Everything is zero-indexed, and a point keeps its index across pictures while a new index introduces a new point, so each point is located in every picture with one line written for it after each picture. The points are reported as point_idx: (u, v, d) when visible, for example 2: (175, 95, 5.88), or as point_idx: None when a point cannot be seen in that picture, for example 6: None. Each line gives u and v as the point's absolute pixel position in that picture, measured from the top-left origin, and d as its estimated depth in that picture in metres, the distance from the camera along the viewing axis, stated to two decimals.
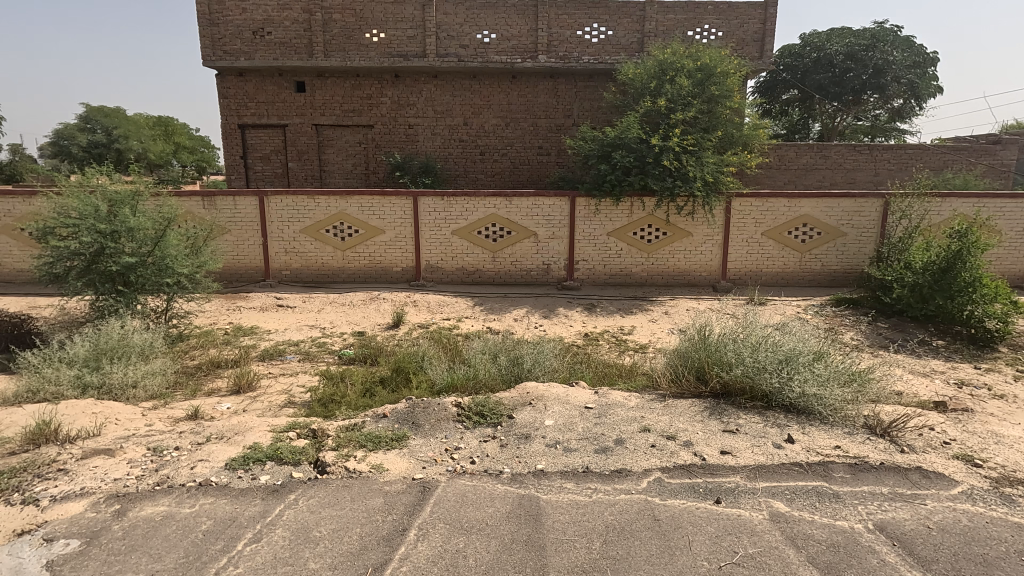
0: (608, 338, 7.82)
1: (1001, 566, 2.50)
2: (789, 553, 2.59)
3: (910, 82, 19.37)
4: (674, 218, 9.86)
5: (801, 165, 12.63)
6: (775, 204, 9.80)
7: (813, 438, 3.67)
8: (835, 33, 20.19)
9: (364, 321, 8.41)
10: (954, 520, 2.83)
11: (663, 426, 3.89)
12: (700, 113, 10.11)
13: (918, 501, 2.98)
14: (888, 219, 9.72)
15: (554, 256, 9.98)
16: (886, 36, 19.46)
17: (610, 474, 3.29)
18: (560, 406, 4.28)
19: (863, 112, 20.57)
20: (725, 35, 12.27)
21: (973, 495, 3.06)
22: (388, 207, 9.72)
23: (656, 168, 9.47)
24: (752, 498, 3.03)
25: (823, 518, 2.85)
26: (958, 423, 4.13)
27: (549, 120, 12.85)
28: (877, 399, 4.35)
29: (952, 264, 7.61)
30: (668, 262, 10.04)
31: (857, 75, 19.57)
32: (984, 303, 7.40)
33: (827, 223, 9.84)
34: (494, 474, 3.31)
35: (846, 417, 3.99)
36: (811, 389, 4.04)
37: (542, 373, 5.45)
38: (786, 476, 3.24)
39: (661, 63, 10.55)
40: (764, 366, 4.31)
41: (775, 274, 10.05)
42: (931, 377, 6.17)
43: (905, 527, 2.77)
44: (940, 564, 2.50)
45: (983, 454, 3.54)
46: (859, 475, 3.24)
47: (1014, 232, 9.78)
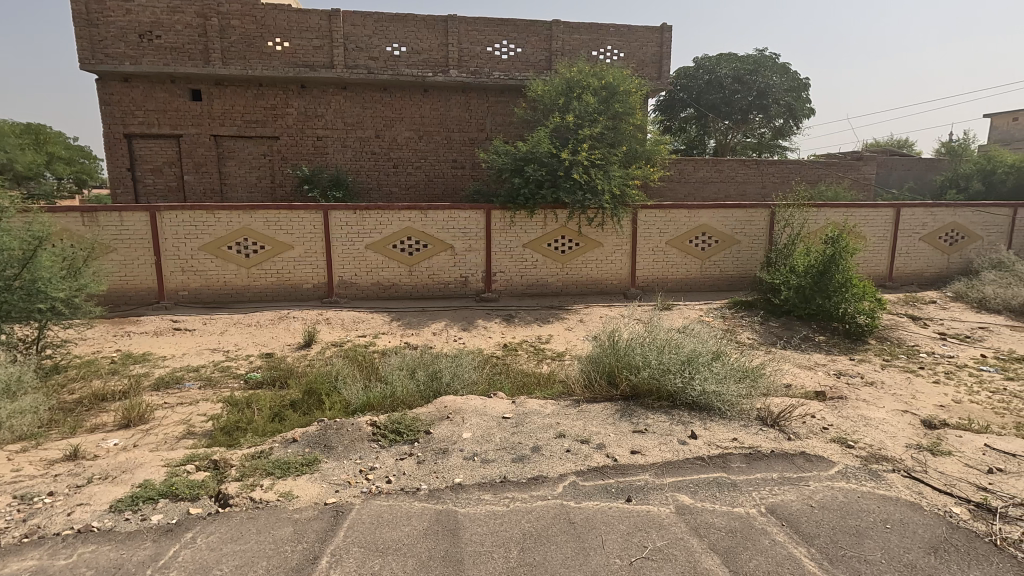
0: (527, 347, 7.98)
1: (872, 534, 2.80)
2: (693, 542, 2.75)
3: (788, 103, 21.67)
4: (585, 229, 10.25)
5: (699, 178, 13.56)
6: (676, 215, 10.47)
7: (713, 433, 3.93)
8: (724, 57, 21.95)
9: (273, 342, 8.00)
10: (832, 497, 3.14)
11: (577, 431, 4.01)
12: (606, 129, 10.64)
13: (803, 483, 3.28)
14: (775, 228, 10.71)
15: (472, 269, 10.03)
16: (766, 62, 21.56)
17: (527, 482, 3.34)
18: (478, 418, 4.29)
19: (751, 130, 22.44)
20: (626, 56, 13.00)
21: (847, 473, 3.42)
22: (296, 222, 9.33)
23: (567, 181, 9.83)
24: (660, 494, 3.19)
25: (723, 506, 3.06)
26: (835, 409, 4.61)
27: (462, 133, 12.95)
28: (767, 393, 4.76)
29: (828, 267, 8.52)
30: (582, 271, 10.41)
31: (743, 97, 21.54)
32: (855, 301, 8.32)
33: (722, 232, 10.66)
34: (411, 492, 3.26)
35: (741, 410, 4.31)
36: (711, 386, 4.33)
37: (461, 387, 5.50)
38: (690, 470, 3.45)
39: (568, 81, 11.04)
40: (666, 366, 4.57)
41: (679, 280, 10.72)
42: (814, 369, 6.85)
43: (792, 507, 3.04)
44: (821, 539, 2.75)
45: (855, 435, 3.97)
46: (753, 464, 3.52)
47: (877, 237, 11.09)
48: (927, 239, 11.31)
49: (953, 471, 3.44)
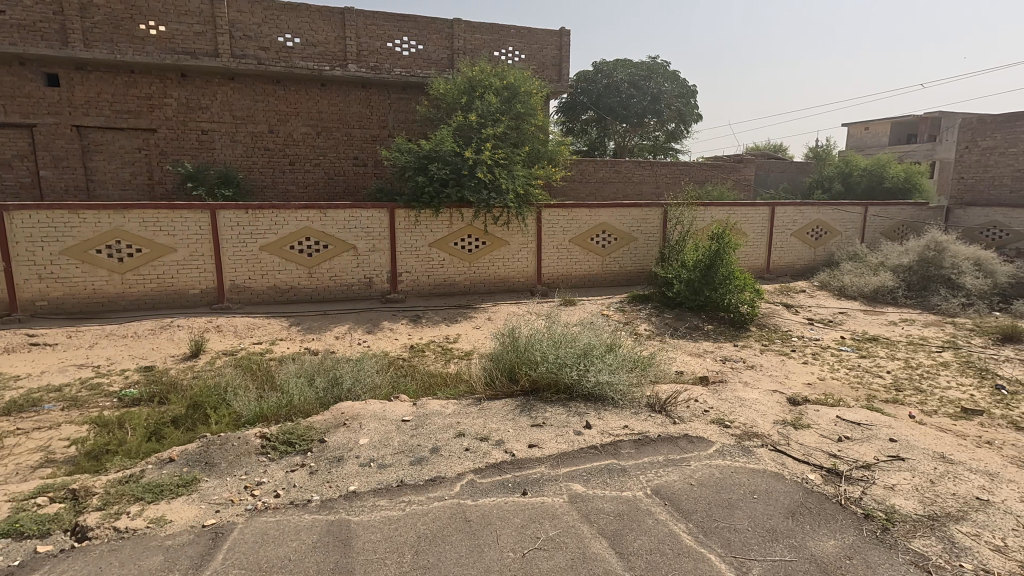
0: (434, 347, 7.90)
1: (741, 505, 3.06)
2: (583, 529, 2.86)
3: (678, 108, 23.21)
4: (491, 227, 10.32)
5: (599, 178, 14.13)
6: (578, 214, 10.85)
7: (606, 422, 4.12)
8: (620, 63, 23.25)
9: (153, 354, 7.31)
10: (709, 474, 3.40)
11: (477, 429, 4.04)
12: (509, 129, 10.76)
13: (684, 463, 3.52)
14: (668, 225, 11.43)
15: (376, 269, 9.76)
16: (658, 69, 23.08)
17: (424, 484, 3.30)
18: (377, 423, 4.19)
19: (646, 133, 23.64)
20: (527, 58, 13.25)
21: (723, 451, 3.72)
22: (178, 222, 8.58)
23: (471, 180, 9.83)
24: (555, 485, 3.28)
25: (612, 492, 3.21)
26: (716, 392, 5.00)
27: (363, 130, 12.57)
28: (656, 380, 5.07)
29: (714, 262, 9.23)
30: (489, 270, 10.48)
31: (639, 101, 22.76)
32: (738, 292, 9.07)
33: (621, 230, 11.21)
34: (301, 505, 3.11)
35: (632, 398, 4.55)
36: (604, 377, 4.53)
37: (363, 392, 5.34)
38: (584, 459, 3.58)
39: (470, 80, 11.05)
40: (563, 359, 4.72)
41: (582, 276, 11.11)
42: (703, 356, 7.38)
43: (674, 487, 3.25)
44: (698, 514, 2.97)
45: (731, 415, 4.32)
46: (641, 449, 3.72)
47: (756, 233, 12.17)
48: (796, 234, 12.58)
49: (810, 442, 3.85)
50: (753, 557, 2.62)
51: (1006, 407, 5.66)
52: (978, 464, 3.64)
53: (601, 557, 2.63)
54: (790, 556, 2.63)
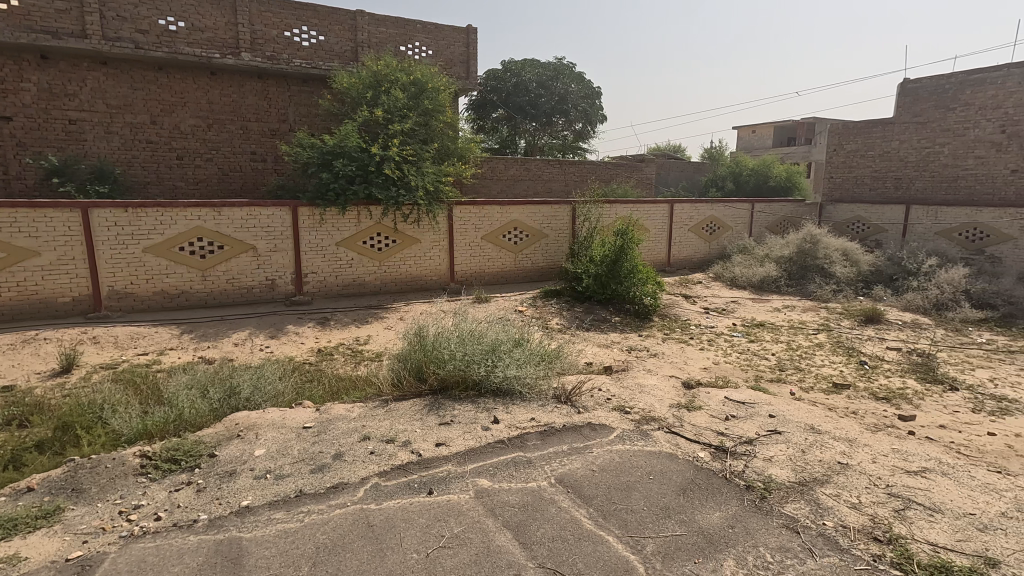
0: (343, 350, 7.62)
1: (638, 486, 3.22)
2: (488, 523, 2.88)
3: (584, 109, 24.00)
4: (401, 226, 10.12)
5: (510, 176, 14.29)
6: (490, 211, 10.91)
7: (514, 415, 4.18)
8: (527, 63, 23.64)
9: (14, 371, 6.45)
10: (609, 459, 3.55)
11: (383, 431, 3.94)
12: (417, 126, 10.55)
13: (587, 451, 3.65)
14: (576, 222, 11.80)
15: (278, 271, 9.24)
16: (564, 70, 23.73)
17: (324, 492, 3.17)
18: (275, 432, 3.97)
19: (555, 133, 24.19)
20: (434, 54, 13.10)
21: (624, 436, 3.90)
22: (42, 222, 7.62)
23: (379, 177, 9.54)
24: (461, 482, 3.28)
25: (517, 484, 3.26)
26: (618, 380, 5.24)
27: (261, 123, 11.85)
28: (563, 372, 5.22)
29: (619, 257, 9.63)
30: (400, 269, 10.27)
31: (547, 101, 23.26)
32: (641, 285, 9.53)
33: (531, 226, 11.42)
34: (186, 526, 2.87)
35: (539, 391, 4.65)
36: (511, 372, 4.60)
37: (263, 400, 5.04)
38: (491, 454, 3.61)
39: (375, 74, 10.73)
40: (471, 356, 4.73)
41: (495, 273, 11.20)
42: (610, 346, 7.68)
43: (577, 474, 3.36)
44: (598, 499, 3.09)
45: (632, 402, 4.54)
46: (546, 440, 3.81)
47: (657, 229, 12.87)
48: (693, 229, 13.45)
49: (701, 422, 4.13)
50: (647, 535, 2.76)
51: (867, 380, 6.40)
52: (841, 432, 4.08)
53: (505, 549, 2.66)
54: (680, 530, 2.80)
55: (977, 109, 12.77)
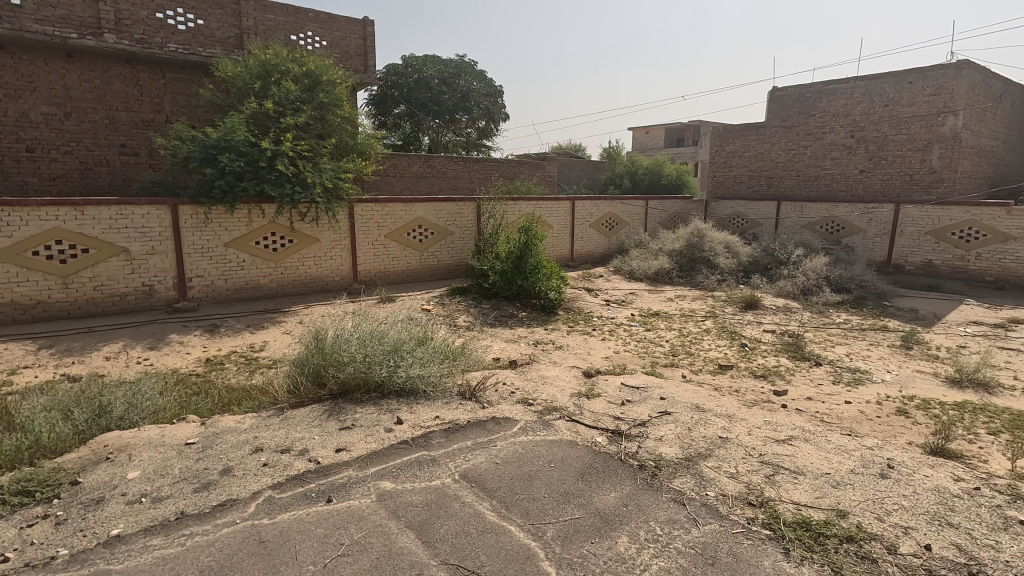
0: (236, 358, 7.11)
1: (539, 475, 3.31)
2: (390, 525, 2.82)
3: (487, 107, 24.15)
4: (298, 224, 9.61)
5: (413, 173, 14.06)
6: (393, 209, 10.67)
7: (418, 415, 4.13)
8: (428, 59, 23.28)
9: None
10: (513, 451, 3.61)
11: (277, 441, 3.73)
12: (312, 120, 9.86)
13: (491, 444, 3.69)
14: (481, 219, 11.88)
15: (157, 275, 8.43)
16: (466, 68, 23.67)
17: (210, 511, 2.94)
18: (153, 451, 3.62)
19: (459, 130, 24.15)
20: (328, 45, 12.55)
21: (527, 427, 3.99)
22: None
23: (271, 173, 8.89)
24: (362, 487, 3.18)
25: (420, 483, 3.22)
26: (522, 373, 5.35)
27: (131, 113, 10.73)
28: (467, 368, 5.24)
29: (524, 253, 9.82)
30: (298, 270, 9.76)
31: (449, 98, 23.13)
32: (546, 280, 9.78)
33: (436, 224, 11.33)
34: (42, 565, 2.54)
35: (443, 389, 4.64)
36: (415, 371, 4.55)
37: (140, 418, 4.58)
38: (393, 456, 3.54)
39: (263, 64, 10.04)
40: (372, 357, 4.61)
41: (401, 272, 10.98)
42: (517, 341, 7.81)
43: (481, 468, 3.39)
44: (501, 491, 3.13)
45: (534, 394, 4.66)
46: (451, 437, 3.80)
47: (560, 225, 13.28)
48: (594, 225, 14.03)
49: (599, 408, 4.32)
50: (548, 521, 2.85)
51: (747, 360, 7.03)
52: (723, 409, 4.45)
53: (408, 550, 2.62)
54: (578, 513, 2.92)
55: (832, 116, 14.38)
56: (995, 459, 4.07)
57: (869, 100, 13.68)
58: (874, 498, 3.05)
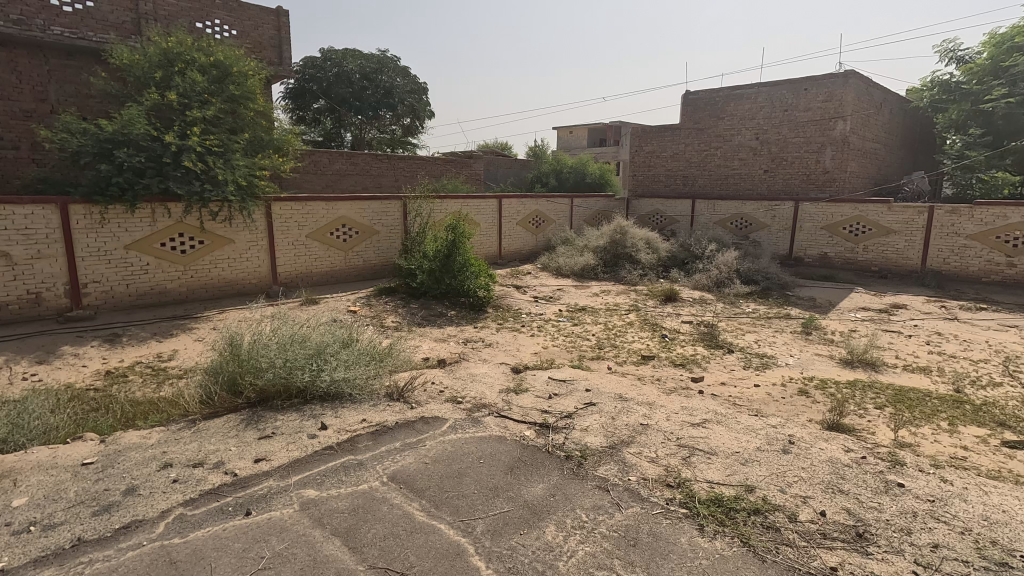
0: (142, 369, 6.58)
1: (469, 472, 3.32)
2: (315, 533, 2.73)
3: (411, 104, 23.77)
4: (209, 224, 9.02)
5: (335, 170, 13.60)
6: (314, 208, 10.28)
7: (343, 419, 4.02)
8: (349, 53, 22.67)
9: None
10: (442, 450, 3.60)
11: (189, 455, 3.50)
12: (222, 113, 9.24)
13: (420, 445, 3.67)
14: (408, 218, 11.71)
15: (45, 281, 7.63)
16: (389, 63, 23.22)
17: (112, 535, 2.72)
18: (43, 475, 3.28)
19: (383, 127, 23.57)
20: (239, 35, 11.87)
21: (456, 425, 3.99)
22: None
23: (176, 170, 8.30)
24: (284, 497, 3.06)
25: (346, 488, 3.14)
26: (451, 372, 5.34)
27: (8, 102, 9.64)
28: (395, 369, 5.16)
29: (451, 251, 9.77)
30: (211, 272, 9.17)
31: (372, 93, 22.57)
32: (474, 278, 9.79)
33: (361, 223, 11.03)
34: None
35: (370, 391, 4.55)
36: (339, 374, 4.42)
37: (28, 439, 4.14)
38: (317, 462, 3.43)
39: (165, 52, 9.31)
40: (293, 361, 4.42)
41: (324, 273, 10.60)
42: (446, 340, 7.77)
43: (410, 469, 3.35)
44: (430, 490, 3.12)
45: (464, 392, 4.66)
46: (378, 439, 3.73)
47: (487, 223, 13.33)
48: (521, 223, 14.20)
49: (527, 403, 4.40)
50: (478, 516, 2.87)
51: (667, 350, 7.40)
52: (645, 397, 4.66)
53: (334, 557, 2.55)
54: (507, 506, 2.96)
55: (739, 119, 15.38)
56: (880, 430, 4.53)
57: (770, 106, 14.74)
58: (777, 472, 3.32)
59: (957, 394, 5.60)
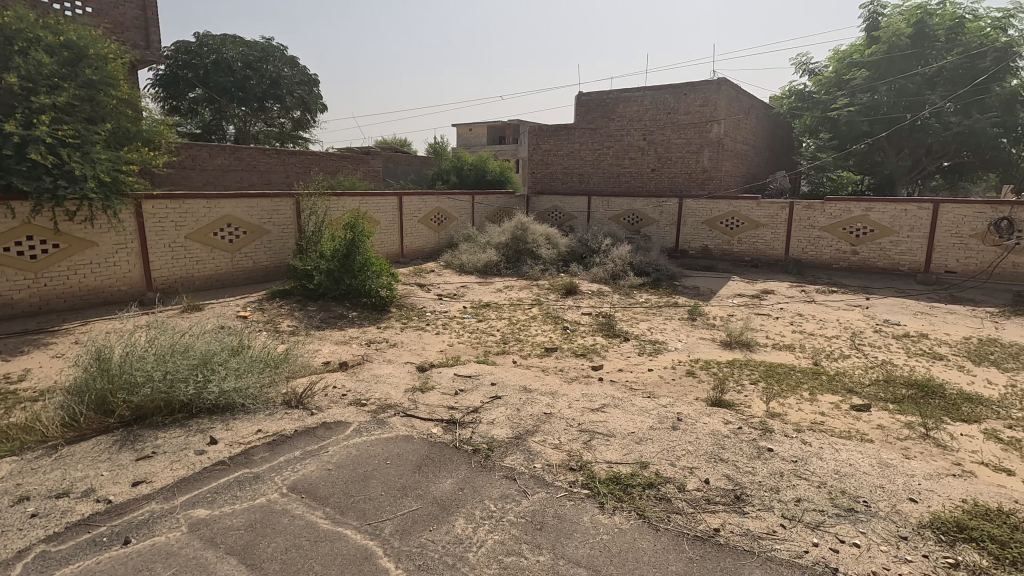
0: None
1: (375, 474, 3.26)
2: (208, 554, 2.55)
3: (301, 96, 22.57)
4: (65, 226, 7.97)
5: (217, 165, 12.58)
6: (193, 206, 9.45)
7: (236, 431, 3.77)
8: (229, 39, 20.85)
9: None
10: (346, 455, 3.50)
11: (50, 485, 3.10)
12: (77, 100, 8.15)
13: (322, 451, 3.53)
14: (301, 216, 11.12)
15: None
16: (274, 52, 21.73)
17: None
18: None
19: (270, 119, 22.29)
20: (94, 13, 10.63)
21: (360, 428, 3.89)
22: None
23: (20, 164, 7.24)
24: (169, 519, 2.82)
25: (241, 504, 2.96)
26: (353, 375, 5.17)
27: None
28: (292, 375, 4.91)
29: (350, 250, 9.44)
30: (70, 279, 8.13)
31: (256, 84, 21.15)
32: (376, 278, 9.54)
33: (248, 222, 10.32)
34: None
35: (265, 400, 4.31)
36: (229, 384, 4.13)
37: None
38: (207, 479, 3.19)
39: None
40: (175, 373, 4.05)
41: (208, 276, 9.80)
42: (348, 342, 7.51)
43: (312, 477, 3.22)
44: (334, 497, 3.02)
45: (367, 394, 4.55)
46: (275, 449, 3.55)
47: (388, 221, 13.02)
48: (423, 221, 14.03)
49: (434, 400, 4.39)
50: (386, 518, 2.83)
51: (569, 341, 7.70)
52: (548, 388, 4.83)
53: None
54: (416, 504, 2.95)
55: (628, 120, 16.28)
56: (754, 403, 5.06)
57: (655, 108, 15.75)
58: (668, 447, 3.60)
59: (815, 367, 6.38)
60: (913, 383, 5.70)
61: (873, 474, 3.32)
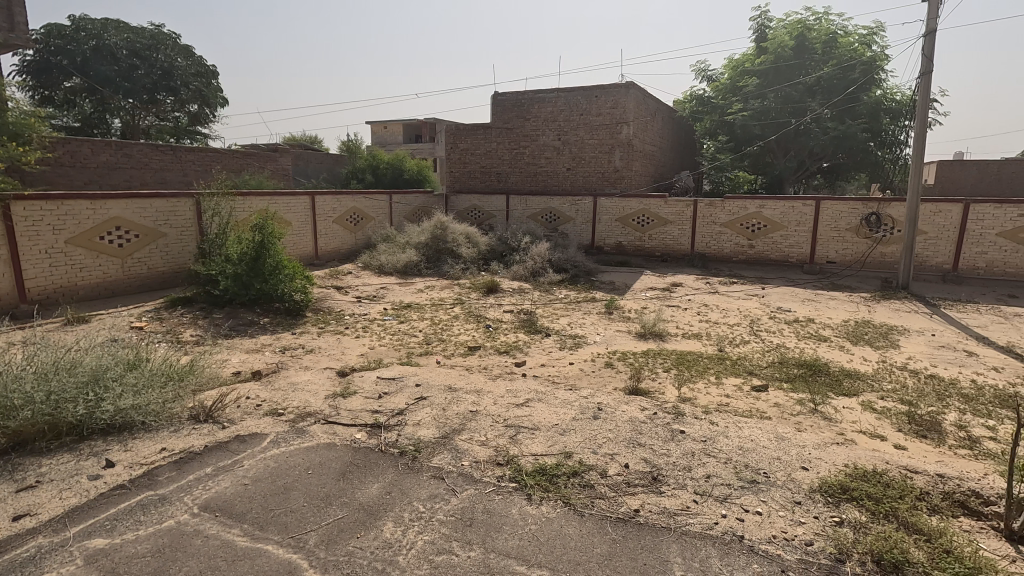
0: None
1: (297, 485, 3.13)
2: None
3: (198, 89, 21.12)
4: None
5: (101, 162, 11.44)
6: (74, 207, 8.52)
7: (136, 451, 3.48)
8: (110, 23, 19.06)
9: None
10: (264, 468, 3.33)
11: None
12: None
13: (237, 466, 3.34)
14: (202, 217, 10.38)
15: None
16: (165, 40, 20.11)
17: None
18: None
19: (163, 113, 20.60)
20: None
21: (278, 439, 3.72)
22: None
23: None
24: (61, 554, 2.55)
25: (146, 529, 2.74)
26: (268, 384, 4.92)
27: None
28: (199, 388, 4.59)
29: (259, 253, 8.95)
30: None
31: (145, 74, 19.50)
32: (288, 281, 9.11)
33: (141, 224, 9.48)
34: None
35: (168, 416, 4.01)
36: (127, 401, 3.80)
37: None
38: (105, 506, 2.92)
39: None
40: (60, 393, 3.65)
41: (94, 284, 8.88)
42: (260, 350, 7.11)
43: (226, 494, 3.04)
44: (252, 512, 2.87)
45: (284, 403, 4.35)
46: (183, 468, 3.31)
47: (300, 222, 12.45)
48: (337, 221, 13.55)
49: (356, 405, 4.28)
50: (310, 529, 2.73)
51: (492, 339, 7.76)
52: (473, 386, 4.86)
53: None
54: (341, 513, 2.87)
55: (543, 120, 16.63)
56: (668, 389, 5.38)
57: (569, 109, 16.19)
58: (590, 436, 3.75)
59: (720, 353, 6.89)
60: (802, 363, 6.32)
61: (771, 447, 3.65)
